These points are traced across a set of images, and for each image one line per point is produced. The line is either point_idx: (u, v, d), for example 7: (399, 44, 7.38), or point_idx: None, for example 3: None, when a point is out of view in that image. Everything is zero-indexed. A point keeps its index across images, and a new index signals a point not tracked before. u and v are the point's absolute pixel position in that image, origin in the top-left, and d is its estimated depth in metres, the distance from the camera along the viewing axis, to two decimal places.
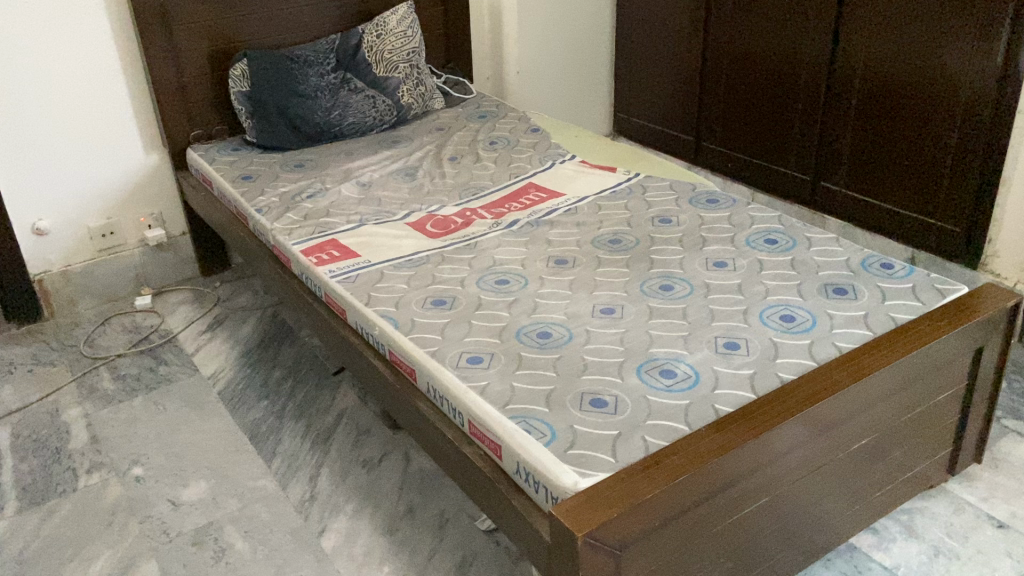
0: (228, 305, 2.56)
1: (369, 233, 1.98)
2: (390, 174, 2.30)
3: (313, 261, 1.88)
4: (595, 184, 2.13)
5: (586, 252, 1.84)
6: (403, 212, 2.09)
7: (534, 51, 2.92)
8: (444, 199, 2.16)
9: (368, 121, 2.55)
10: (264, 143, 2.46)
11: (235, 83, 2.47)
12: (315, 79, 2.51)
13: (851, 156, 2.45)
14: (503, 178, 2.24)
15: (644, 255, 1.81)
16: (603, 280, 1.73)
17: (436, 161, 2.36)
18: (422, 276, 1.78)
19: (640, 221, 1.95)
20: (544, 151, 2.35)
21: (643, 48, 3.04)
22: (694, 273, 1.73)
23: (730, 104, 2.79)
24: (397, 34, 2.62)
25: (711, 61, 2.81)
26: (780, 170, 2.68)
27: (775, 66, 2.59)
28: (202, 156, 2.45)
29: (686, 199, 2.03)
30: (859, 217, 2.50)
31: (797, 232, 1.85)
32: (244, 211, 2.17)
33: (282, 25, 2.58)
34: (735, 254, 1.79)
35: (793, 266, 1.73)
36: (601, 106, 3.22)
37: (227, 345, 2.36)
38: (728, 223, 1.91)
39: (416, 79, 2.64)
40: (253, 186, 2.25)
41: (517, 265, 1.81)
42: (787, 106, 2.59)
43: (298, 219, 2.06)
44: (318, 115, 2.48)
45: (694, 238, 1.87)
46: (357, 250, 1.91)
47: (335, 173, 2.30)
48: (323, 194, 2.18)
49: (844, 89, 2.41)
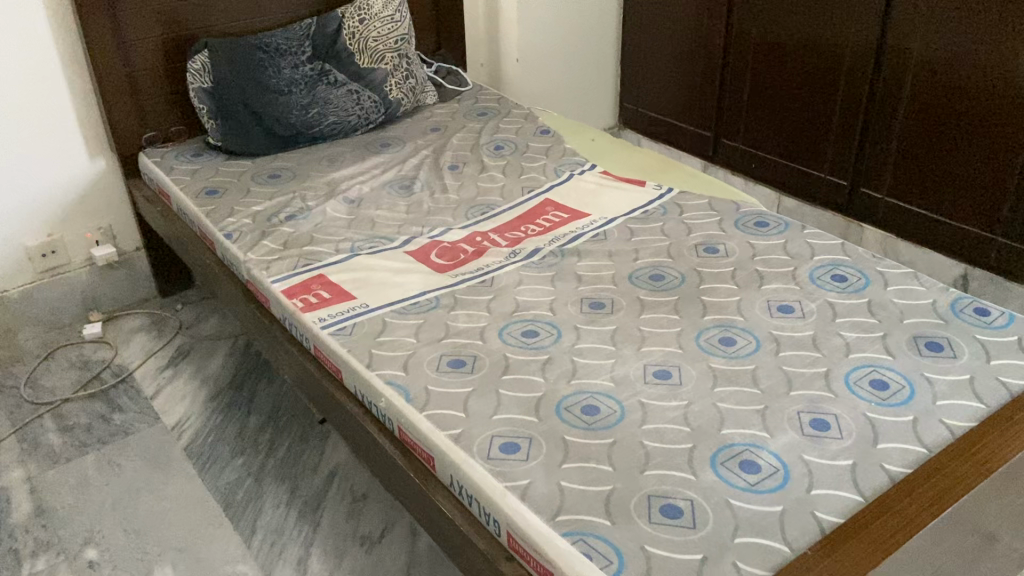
0: (193, 333, 2.26)
1: (364, 267, 1.68)
2: (382, 187, 2.00)
3: (298, 305, 1.57)
4: (622, 203, 1.87)
5: (624, 292, 1.57)
6: (403, 237, 1.79)
7: (535, 36, 2.62)
8: (449, 219, 1.87)
9: (351, 120, 2.22)
10: (230, 147, 2.12)
11: (195, 77, 2.12)
12: (288, 71, 2.17)
13: (898, 161, 2.19)
14: (513, 193, 1.95)
15: (693, 295, 1.54)
16: (649, 331, 1.46)
17: (434, 171, 2.06)
18: (434, 326, 1.50)
19: (682, 251, 1.68)
20: (559, 159, 2.07)
21: (655, 30, 2.74)
22: (757, 322, 1.45)
23: (755, 96, 2.50)
24: (383, 19, 2.29)
25: (735, 46, 2.52)
26: (814, 173, 2.42)
27: (811, 54, 2.31)
28: (159, 163, 2.11)
29: (731, 221, 1.76)
30: (902, 228, 2.25)
31: (867, 266, 1.58)
32: (210, 234, 1.85)
33: (249, 8, 2.24)
34: (800, 294, 1.52)
35: (872, 312, 1.46)
36: (605, 96, 2.94)
37: (193, 385, 2.07)
38: (785, 253, 1.64)
39: (405, 70, 2.31)
40: (222, 203, 1.93)
41: (545, 311, 1.53)
42: (824, 101, 2.31)
43: (278, 247, 1.75)
44: (293, 114, 2.14)
45: (748, 274, 1.59)
46: (350, 290, 1.61)
47: (319, 186, 1.99)
48: (306, 214, 1.87)
49: (893, 84, 2.14)
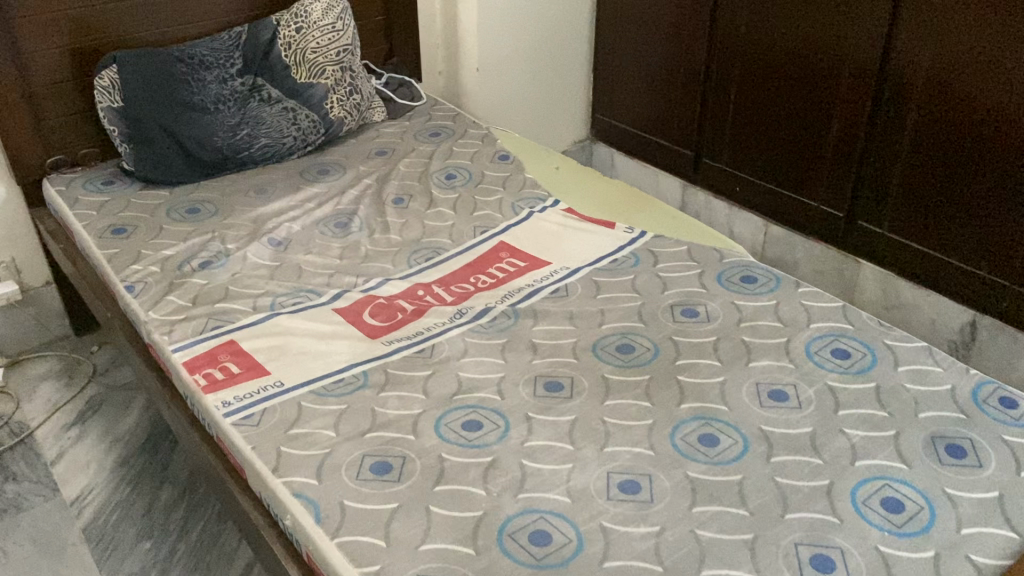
0: (106, 382, 1.99)
1: (282, 332, 1.42)
2: (315, 225, 1.74)
3: (200, 383, 1.32)
4: (589, 248, 1.62)
5: (587, 369, 1.33)
6: (333, 291, 1.54)
7: (499, 44, 2.36)
8: (388, 266, 1.62)
9: (286, 142, 1.96)
10: (145, 175, 1.85)
11: (104, 95, 1.84)
12: (214, 86, 1.92)
13: (900, 192, 1.95)
14: (465, 233, 1.70)
15: (669, 375, 1.30)
16: (615, 424, 1.22)
17: (377, 205, 1.80)
18: (357, 414, 1.25)
19: (656, 313, 1.44)
20: (517, 192, 1.81)
21: (632, 37, 2.48)
22: (746, 415, 1.22)
23: (741, 113, 2.25)
24: (322, 27, 2.02)
25: (719, 57, 2.26)
26: (805, 201, 2.18)
27: (805, 70, 2.06)
28: (62, 193, 1.84)
29: (713, 275, 1.53)
30: (904, 267, 2.02)
31: (873, 338, 1.36)
32: (111, 284, 1.58)
33: (168, 13, 1.96)
34: (795, 375, 1.29)
35: (880, 401, 1.24)
36: (577, 107, 2.68)
37: (101, 448, 1.80)
38: (777, 318, 1.41)
39: (349, 85, 2.05)
40: (127, 244, 1.66)
41: (492, 394, 1.29)
42: (819, 122, 2.07)
43: (185, 304, 1.49)
44: (219, 136, 1.89)
45: (733, 346, 1.35)
46: (264, 361, 1.36)
47: (242, 224, 1.73)
48: (222, 260, 1.61)
49: (897, 108, 1.90)
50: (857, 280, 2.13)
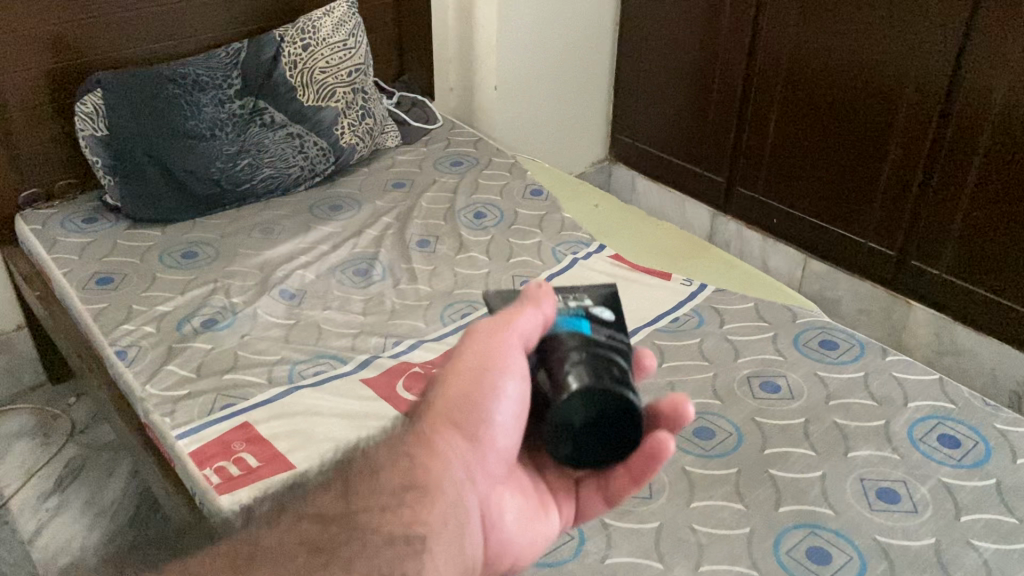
0: (87, 441, 1.78)
1: (306, 412, 1.23)
2: (331, 272, 1.54)
3: (214, 481, 1.11)
4: (645, 305, 1.45)
5: (665, 460, 1.15)
6: (359, 357, 1.35)
7: (519, 61, 2.17)
8: (419, 323, 1.43)
9: (291, 172, 1.76)
10: (133, 213, 1.64)
11: (85, 122, 1.63)
12: (210, 110, 1.71)
13: (963, 232, 1.80)
14: (501, 283, 1.51)
15: (760, 469, 1.13)
16: (707, 534, 1.04)
17: (399, 248, 1.61)
18: None
19: (732, 387, 1.27)
20: (556, 235, 1.64)
21: (660, 54, 2.32)
22: (859, 522, 1.05)
23: (783, 139, 2.10)
24: (332, 45, 1.83)
25: (760, 78, 2.10)
26: (853, 235, 2.03)
27: (858, 95, 1.90)
28: (38, 233, 1.62)
29: (789, 339, 1.36)
30: (962, 311, 1.87)
31: (982, 420, 1.20)
32: (99, 347, 1.38)
33: (158, 28, 1.75)
34: (902, 468, 1.13)
35: (1005, 503, 1.08)
36: (595, 127, 2.52)
37: (84, 522, 1.59)
38: (870, 395, 1.25)
39: (361, 108, 1.87)
40: (117, 296, 1.46)
41: None
42: (872, 153, 1.91)
43: (189, 375, 1.29)
44: (216, 167, 1.69)
45: (827, 431, 1.19)
46: (287, 451, 1.16)
47: (248, 272, 1.53)
48: (228, 318, 1.41)
49: (963, 141, 1.73)
50: (907, 323, 1.98)
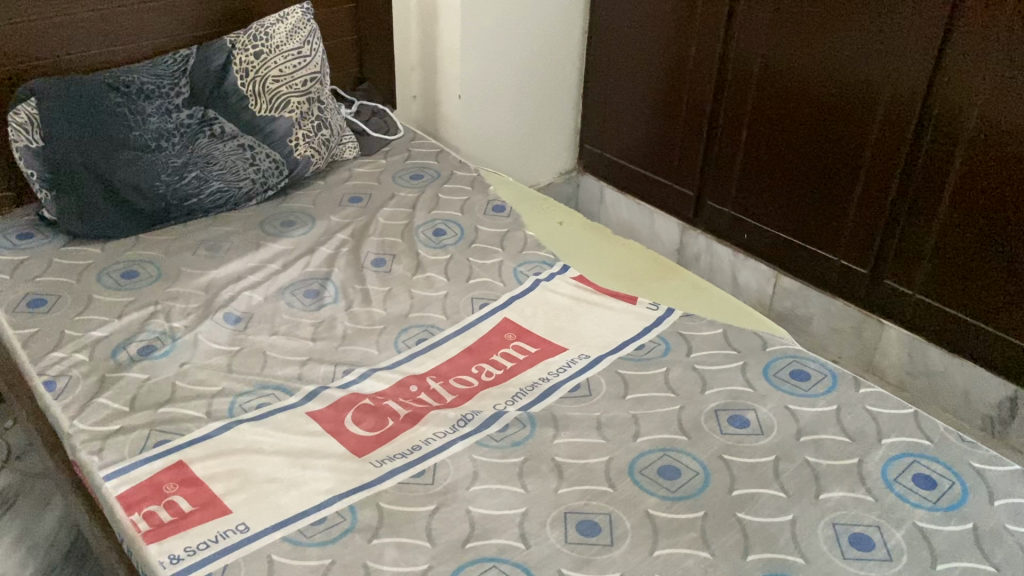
0: (22, 469, 1.68)
1: (246, 449, 1.15)
2: (281, 294, 1.46)
3: (141, 528, 1.03)
4: (610, 330, 1.39)
5: (627, 502, 1.08)
6: (307, 388, 1.27)
7: (484, 69, 2.10)
8: (372, 350, 1.35)
9: (242, 185, 1.68)
10: (70, 229, 1.55)
11: (19, 134, 1.53)
12: (155, 119, 1.63)
13: (936, 251, 1.75)
14: (460, 306, 1.44)
15: (727, 513, 1.07)
16: None
17: (353, 268, 1.53)
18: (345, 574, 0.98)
19: (699, 422, 1.21)
20: (518, 254, 1.57)
21: (628, 63, 2.26)
22: (831, 572, 0.99)
23: (753, 153, 2.05)
24: (286, 53, 1.75)
25: (731, 90, 2.05)
26: (824, 252, 1.98)
27: (830, 109, 1.85)
28: None
29: (758, 368, 1.31)
30: (936, 331, 1.82)
31: (958, 459, 1.15)
32: (26, 377, 1.28)
33: (100, 33, 1.65)
34: (877, 511, 1.07)
35: (982, 549, 1.02)
36: (563, 136, 2.46)
37: (16, 557, 1.49)
38: (842, 430, 1.19)
39: (316, 118, 1.79)
40: (47, 319, 1.36)
41: (514, 541, 1.03)
42: (844, 169, 1.86)
43: (121, 410, 1.20)
44: (161, 180, 1.60)
45: (798, 470, 1.13)
46: (222, 494, 1.08)
47: (191, 293, 1.44)
48: (168, 345, 1.32)
49: (938, 158, 1.69)
50: (879, 342, 1.94)
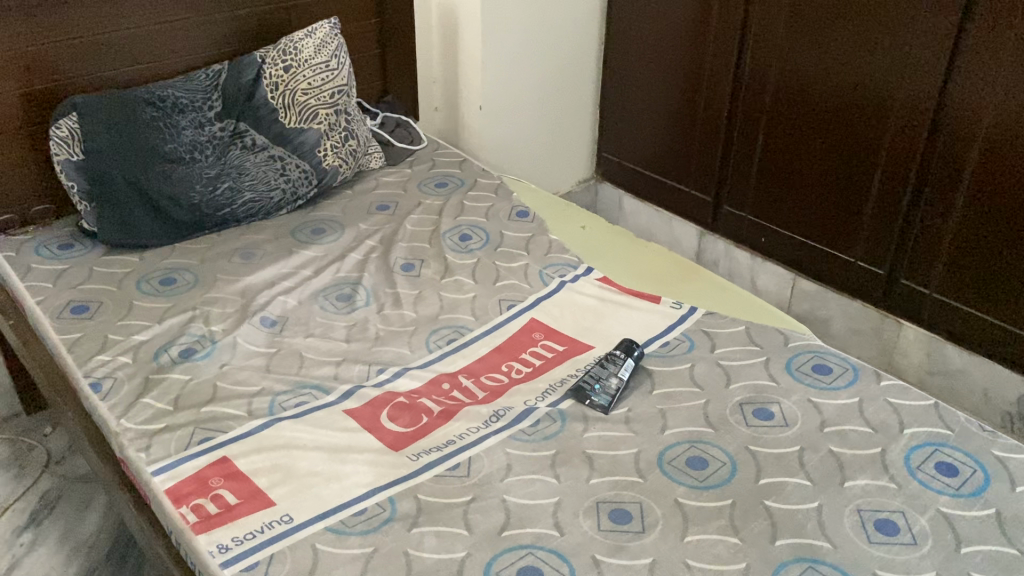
0: (63, 473, 1.73)
1: (286, 445, 1.19)
2: (314, 298, 1.51)
3: (189, 520, 1.08)
4: (635, 327, 1.42)
5: (657, 492, 1.12)
6: (343, 387, 1.31)
7: (504, 79, 2.15)
8: (404, 351, 1.39)
9: (273, 195, 1.73)
10: (108, 238, 1.59)
11: (60, 147, 1.59)
12: (190, 132, 1.68)
13: (953, 251, 1.79)
14: (489, 308, 1.48)
15: (755, 501, 1.10)
16: (702, 570, 1.01)
17: (383, 273, 1.58)
18: (387, 562, 1.03)
19: (724, 415, 1.24)
20: (543, 257, 1.61)
21: (645, 72, 2.31)
22: (857, 557, 1.02)
23: (770, 158, 2.08)
24: (314, 67, 1.81)
25: (746, 97, 2.09)
26: (841, 255, 2.01)
27: (845, 113, 1.89)
28: (11, 260, 1.57)
29: (781, 364, 1.34)
30: (956, 331, 1.85)
31: (980, 447, 1.18)
32: (73, 379, 1.33)
33: (137, 50, 1.72)
34: (901, 498, 1.10)
35: (1005, 534, 1.05)
36: (581, 145, 2.50)
37: (60, 557, 1.54)
38: (865, 422, 1.22)
39: (344, 129, 1.84)
40: (91, 325, 1.41)
41: (549, 530, 1.07)
42: (860, 173, 1.90)
43: (167, 409, 1.25)
44: (196, 191, 1.65)
45: (823, 460, 1.16)
46: (266, 488, 1.13)
47: (228, 298, 1.49)
48: (208, 348, 1.37)
49: (953, 160, 1.72)
50: (897, 341, 1.96)
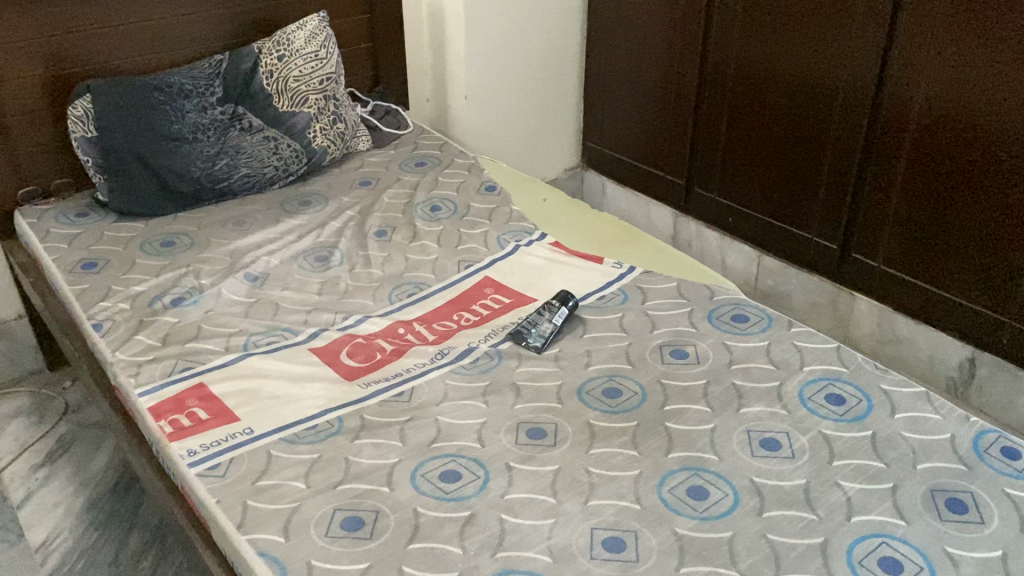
0: (78, 420, 1.93)
1: (254, 374, 1.37)
2: (294, 259, 1.69)
3: (166, 431, 1.25)
4: (576, 283, 1.58)
5: (572, 415, 1.27)
6: (310, 329, 1.48)
7: (488, 70, 2.32)
8: (368, 302, 1.56)
9: (267, 171, 1.92)
10: (119, 207, 1.79)
11: (77, 125, 1.80)
12: (193, 115, 1.88)
13: (895, 225, 1.90)
14: (448, 268, 1.65)
15: (657, 422, 1.24)
16: (599, 475, 1.16)
17: (358, 238, 1.75)
18: (329, 464, 1.19)
19: (643, 355, 1.39)
20: (503, 225, 1.77)
21: (623, 65, 2.46)
22: (738, 467, 1.16)
23: (734, 143, 2.22)
24: (305, 56, 2.00)
25: (712, 85, 2.23)
26: (799, 232, 2.14)
27: (798, 99, 2.02)
28: (33, 226, 1.78)
29: (703, 314, 1.48)
30: (901, 301, 1.96)
31: (870, 382, 1.31)
32: (78, 321, 1.52)
33: (148, 41, 1.93)
34: (787, 422, 1.24)
35: (876, 451, 1.18)
36: (567, 135, 2.66)
37: (70, 488, 1.74)
38: (768, 360, 1.36)
39: (332, 113, 2.03)
40: (97, 279, 1.61)
41: (472, 443, 1.22)
42: (812, 153, 2.03)
43: (154, 345, 1.44)
44: (196, 166, 1.84)
45: (724, 391, 1.30)
46: (233, 407, 1.30)
47: (218, 258, 1.68)
48: (195, 297, 1.56)
49: (892, 138, 1.85)
50: (851, 313, 2.08)
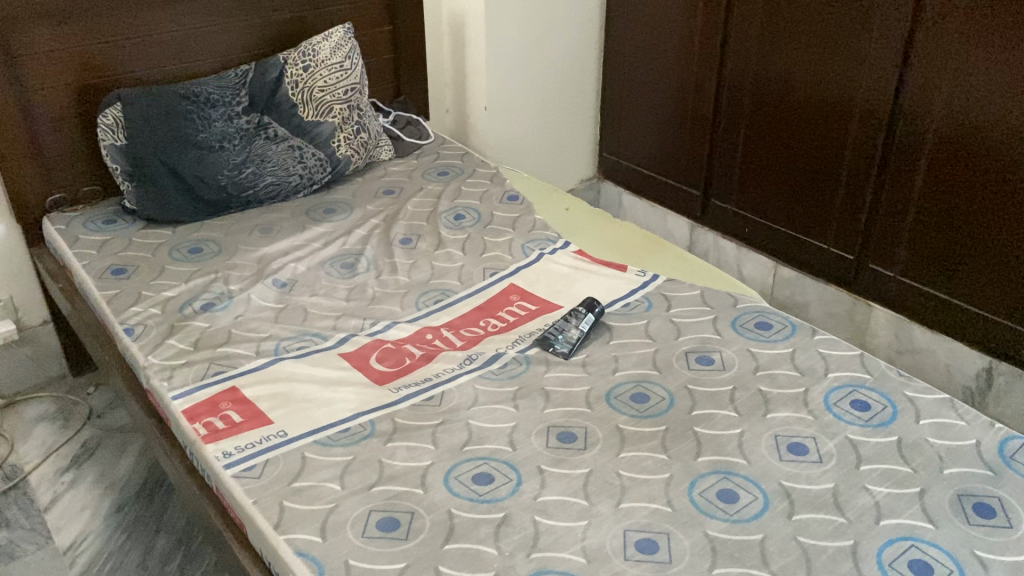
0: (103, 425, 1.95)
1: (286, 378, 1.39)
2: (321, 265, 1.71)
3: (201, 433, 1.27)
4: (601, 290, 1.60)
5: (602, 419, 1.29)
6: (339, 335, 1.50)
7: (507, 81, 2.34)
8: (396, 308, 1.58)
9: (291, 179, 1.94)
10: (147, 214, 1.82)
11: (106, 133, 1.83)
12: (220, 124, 1.89)
13: (912, 235, 1.92)
14: (474, 275, 1.67)
15: (685, 427, 1.26)
16: (630, 478, 1.18)
17: (383, 245, 1.77)
18: (364, 466, 1.21)
19: (670, 360, 1.41)
20: (527, 233, 1.80)
21: (640, 78, 2.49)
22: (767, 471, 1.18)
23: (751, 154, 2.24)
24: (330, 66, 2.03)
25: (729, 99, 2.26)
26: (816, 242, 2.16)
27: (815, 111, 2.04)
28: (63, 232, 1.81)
29: (727, 321, 1.50)
30: (918, 311, 1.98)
31: (895, 389, 1.33)
32: (110, 326, 1.55)
33: (176, 51, 1.96)
34: (814, 427, 1.25)
35: (903, 456, 1.20)
36: (584, 146, 2.69)
37: (96, 492, 1.76)
38: (794, 366, 1.38)
39: (356, 123, 2.06)
40: (127, 284, 1.63)
41: (503, 446, 1.24)
42: (830, 165, 2.05)
43: (187, 349, 1.46)
44: (223, 175, 1.86)
45: (751, 396, 1.32)
46: (267, 410, 1.32)
47: (246, 264, 1.70)
48: (225, 302, 1.58)
49: (909, 151, 1.87)
50: (868, 323, 2.10)
